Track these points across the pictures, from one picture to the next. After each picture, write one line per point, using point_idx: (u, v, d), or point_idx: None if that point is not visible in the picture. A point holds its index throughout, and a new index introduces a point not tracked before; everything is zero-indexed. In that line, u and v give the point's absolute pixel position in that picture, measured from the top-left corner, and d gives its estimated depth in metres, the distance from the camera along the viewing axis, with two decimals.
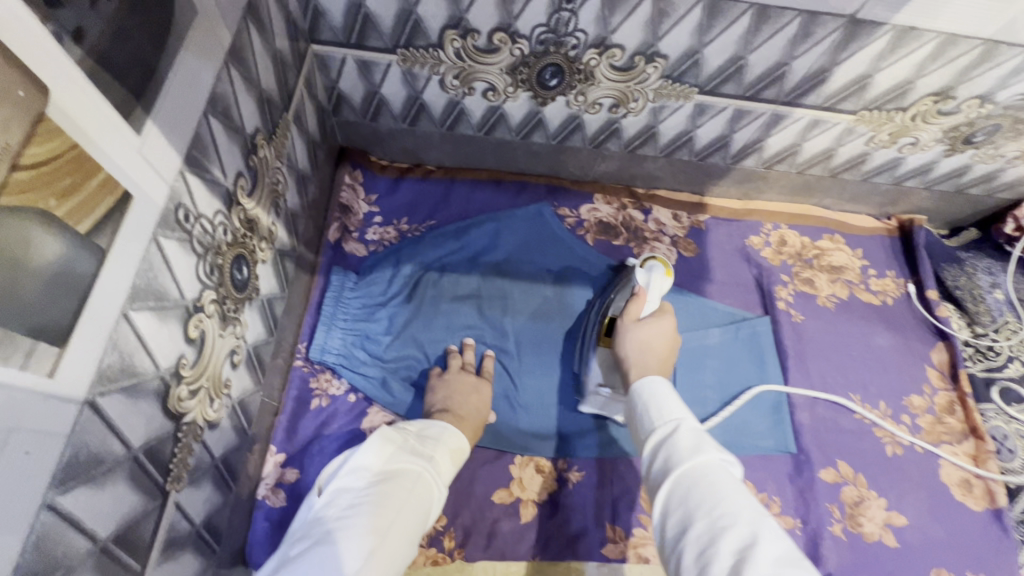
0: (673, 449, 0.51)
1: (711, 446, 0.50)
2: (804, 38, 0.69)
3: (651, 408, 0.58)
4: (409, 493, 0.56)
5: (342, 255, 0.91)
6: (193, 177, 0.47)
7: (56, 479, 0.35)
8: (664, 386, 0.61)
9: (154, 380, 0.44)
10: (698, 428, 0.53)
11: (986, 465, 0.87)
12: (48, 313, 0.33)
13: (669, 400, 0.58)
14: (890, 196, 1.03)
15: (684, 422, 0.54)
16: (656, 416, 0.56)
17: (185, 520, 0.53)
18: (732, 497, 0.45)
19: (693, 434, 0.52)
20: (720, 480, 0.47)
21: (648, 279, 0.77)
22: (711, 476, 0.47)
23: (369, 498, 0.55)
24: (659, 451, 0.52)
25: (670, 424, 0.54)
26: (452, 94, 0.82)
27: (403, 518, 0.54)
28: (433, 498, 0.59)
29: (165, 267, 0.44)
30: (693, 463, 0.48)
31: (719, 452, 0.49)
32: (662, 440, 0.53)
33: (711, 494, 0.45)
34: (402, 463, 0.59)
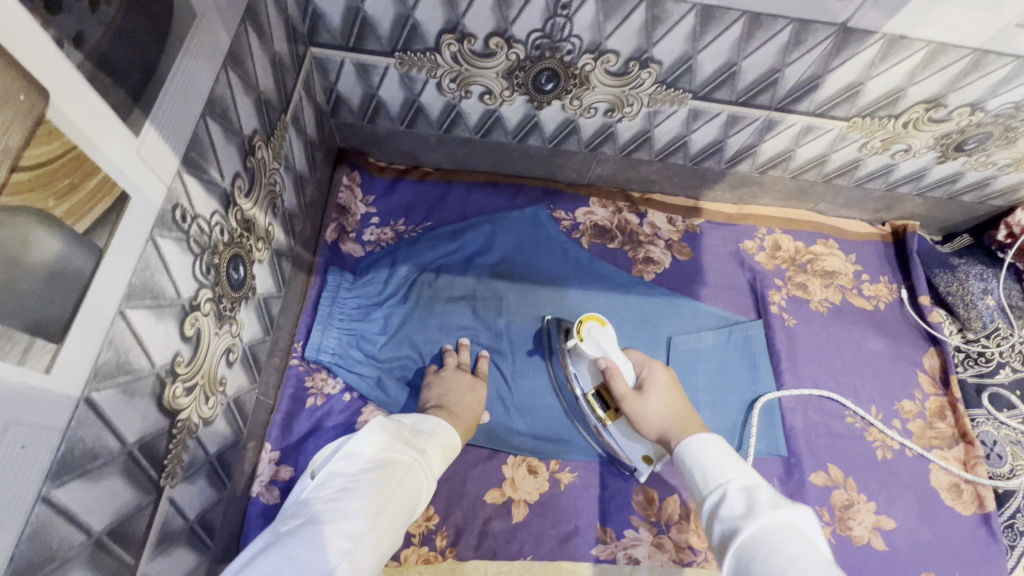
0: (730, 514, 0.54)
1: (762, 505, 0.52)
2: (796, 45, 0.70)
3: (700, 473, 0.61)
4: (402, 482, 0.58)
5: (339, 255, 0.92)
6: (191, 177, 0.48)
7: (51, 473, 0.36)
8: (709, 442, 0.63)
9: (149, 377, 0.45)
10: (751, 486, 0.56)
11: (975, 470, 0.88)
12: (46, 309, 0.33)
13: (717, 459, 0.61)
14: (884, 202, 1.04)
15: (735, 483, 0.57)
16: (706, 480, 0.59)
17: (179, 516, 0.54)
18: (796, 557, 0.45)
19: (747, 496, 0.55)
20: (783, 537, 0.48)
21: (602, 347, 0.78)
22: (771, 538, 0.48)
23: (363, 484, 0.55)
24: (718, 519, 0.55)
25: (722, 487, 0.57)
26: (449, 97, 0.83)
27: (395, 505, 0.55)
28: (421, 490, 0.60)
29: (161, 266, 0.45)
30: (749, 526, 0.51)
31: (771, 509, 0.51)
32: (719, 506, 0.56)
33: (775, 558, 0.47)
34: (397, 453, 0.60)
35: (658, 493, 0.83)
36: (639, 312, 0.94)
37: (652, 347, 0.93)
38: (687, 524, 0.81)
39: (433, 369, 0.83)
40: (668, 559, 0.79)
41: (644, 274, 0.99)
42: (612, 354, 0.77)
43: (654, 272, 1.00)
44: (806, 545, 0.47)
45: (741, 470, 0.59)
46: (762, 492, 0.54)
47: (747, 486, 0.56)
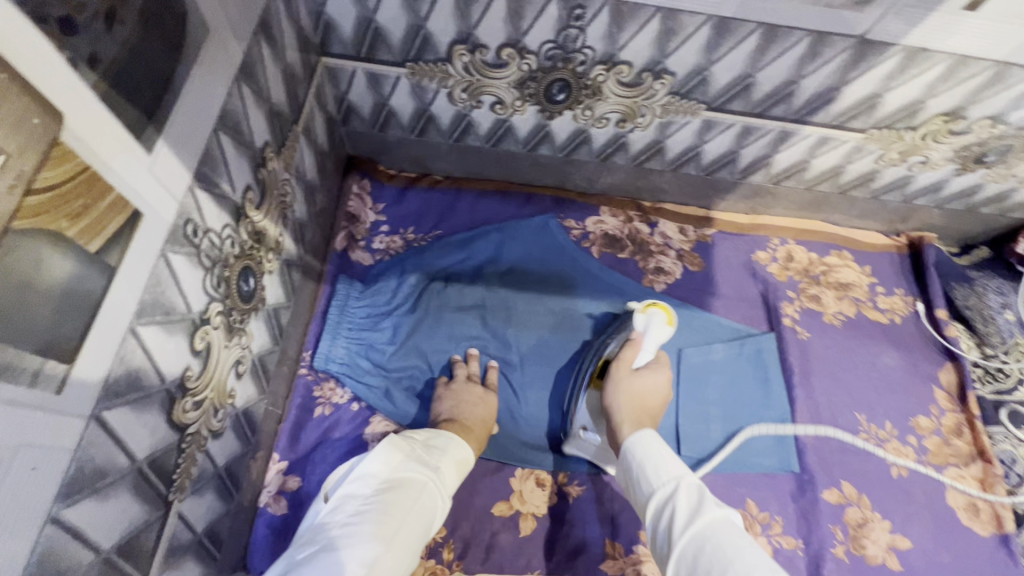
0: (679, 511, 0.55)
1: (708, 503, 0.54)
2: (812, 57, 0.69)
3: (647, 468, 0.61)
4: (416, 503, 0.57)
5: (349, 264, 0.92)
6: (203, 192, 0.48)
7: (61, 493, 0.36)
8: (654, 442, 0.65)
9: (159, 393, 0.45)
10: (697, 484, 0.58)
11: (993, 489, 0.86)
12: (57, 331, 0.33)
13: (663, 457, 0.62)
14: (900, 213, 1.02)
15: (684, 481, 0.58)
16: (654, 476, 0.60)
17: (187, 529, 0.54)
18: (740, 552, 0.49)
19: (694, 494, 0.56)
20: (729, 534, 0.51)
21: (646, 327, 0.80)
22: (718, 534, 0.51)
23: (375, 506, 0.55)
24: (667, 516, 0.56)
25: (670, 484, 0.58)
26: (460, 106, 0.83)
27: (408, 528, 0.55)
28: (436, 509, 0.60)
29: (172, 281, 0.45)
30: (699, 525, 0.52)
31: (717, 507, 0.54)
32: (668, 503, 0.57)
33: (721, 552, 0.49)
34: (410, 472, 0.60)
35: None
36: None
37: None
38: None
39: (446, 380, 0.82)
40: None
41: (654, 284, 0.98)
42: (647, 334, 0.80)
43: (665, 282, 0.99)
44: (746, 540, 0.51)
45: (684, 468, 0.61)
46: (707, 492, 0.57)
47: (692, 485, 0.58)
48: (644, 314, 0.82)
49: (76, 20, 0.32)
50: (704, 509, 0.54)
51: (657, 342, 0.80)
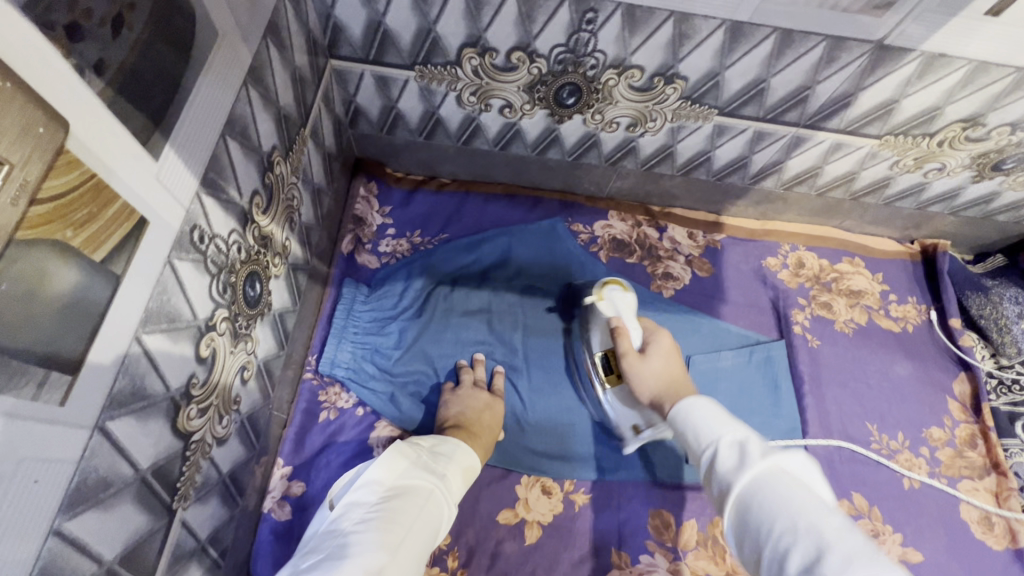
0: (722, 471, 0.50)
1: (753, 457, 0.48)
2: (828, 63, 0.68)
3: (691, 432, 0.56)
4: (421, 508, 0.56)
5: (355, 266, 0.91)
6: (209, 198, 0.48)
7: (63, 505, 0.35)
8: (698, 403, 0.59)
9: (164, 401, 0.45)
10: (742, 439, 0.51)
11: (1008, 503, 0.85)
12: (61, 342, 0.33)
13: (707, 415, 0.56)
14: (913, 220, 1.00)
15: (725, 437, 0.52)
16: (698, 439, 0.55)
17: (191, 537, 0.53)
18: (790, 507, 0.43)
19: (737, 450, 0.50)
20: (779, 487, 0.45)
21: (617, 309, 0.79)
22: (763, 490, 0.45)
23: (380, 513, 0.54)
24: (714, 479, 0.51)
25: (713, 444, 0.53)
26: (469, 109, 0.82)
27: (414, 535, 0.54)
28: (442, 517, 0.59)
29: (178, 289, 0.45)
30: (740, 485, 0.47)
31: (762, 460, 0.47)
32: (713, 464, 0.51)
33: (769, 510, 0.44)
34: (414, 479, 0.59)
35: (675, 516, 0.81)
36: None
37: None
38: (704, 550, 0.79)
39: (452, 386, 0.81)
40: None
41: (663, 290, 0.97)
42: (624, 315, 0.78)
43: (674, 288, 0.98)
44: (799, 490, 0.44)
45: (731, 425, 0.54)
46: (754, 445, 0.50)
47: (737, 441, 0.51)
48: (606, 299, 0.80)
49: (83, 26, 0.31)
50: (749, 463, 0.48)
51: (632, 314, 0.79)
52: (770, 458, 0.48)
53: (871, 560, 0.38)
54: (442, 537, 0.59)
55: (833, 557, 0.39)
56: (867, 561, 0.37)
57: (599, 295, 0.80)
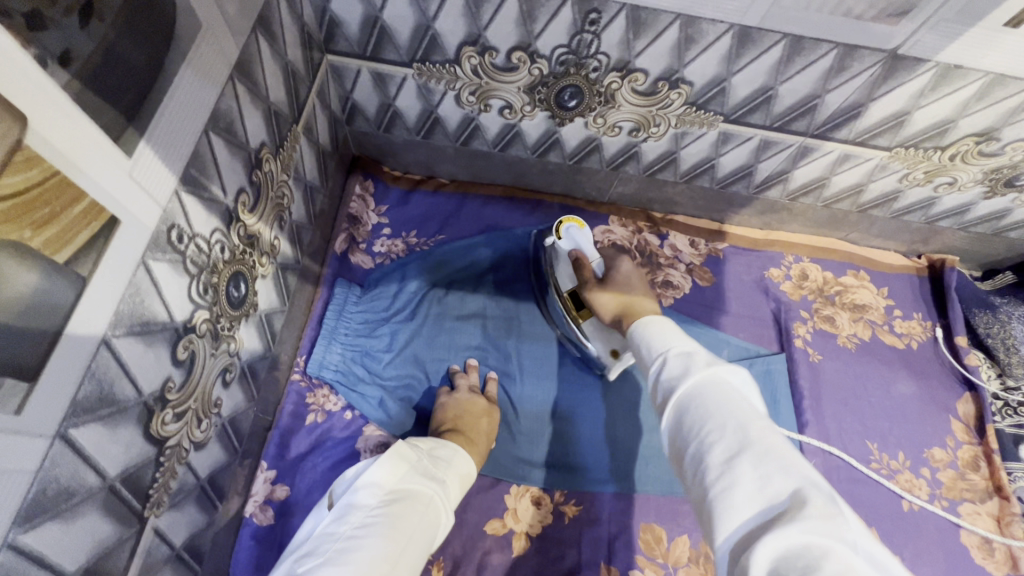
0: (666, 377, 0.50)
1: (697, 367, 0.48)
2: (839, 71, 0.66)
3: (645, 346, 0.56)
4: (422, 517, 0.55)
5: (348, 266, 0.89)
6: (190, 196, 0.46)
7: (19, 517, 0.33)
8: (656, 321, 0.59)
9: (136, 406, 0.43)
10: (691, 350, 0.51)
11: (1010, 528, 0.82)
12: (18, 349, 0.31)
13: (662, 330, 0.56)
14: (921, 235, 0.98)
15: (675, 350, 0.52)
16: (650, 351, 0.55)
17: (164, 544, 0.52)
18: (721, 408, 0.43)
19: (683, 359, 0.50)
20: (715, 392, 0.45)
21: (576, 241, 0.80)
22: (701, 392, 0.45)
23: (380, 520, 0.52)
24: (659, 384, 0.51)
25: (663, 355, 0.53)
26: (468, 109, 0.80)
27: (414, 546, 0.52)
28: (440, 525, 0.57)
29: (153, 290, 0.43)
30: (680, 388, 0.47)
31: (705, 368, 0.47)
32: (659, 371, 0.52)
33: (701, 410, 0.44)
34: (415, 483, 0.57)
35: (666, 532, 0.79)
36: None
37: None
38: (695, 567, 0.77)
39: (444, 392, 0.80)
40: None
41: (662, 298, 0.95)
42: (585, 247, 0.79)
43: (673, 296, 0.96)
44: (734, 396, 0.44)
45: (684, 338, 0.54)
46: (700, 356, 0.50)
47: (685, 352, 0.51)
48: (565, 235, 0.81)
49: (43, 15, 0.29)
50: (692, 369, 0.48)
51: (591, 245, 0.79)
52: (713, 366, 0.47)
53: (784, 461, 0.38)
54: (440, 539, 0.58)
55: (751, 453, 0.39)
56: (783, 464, 0.38)
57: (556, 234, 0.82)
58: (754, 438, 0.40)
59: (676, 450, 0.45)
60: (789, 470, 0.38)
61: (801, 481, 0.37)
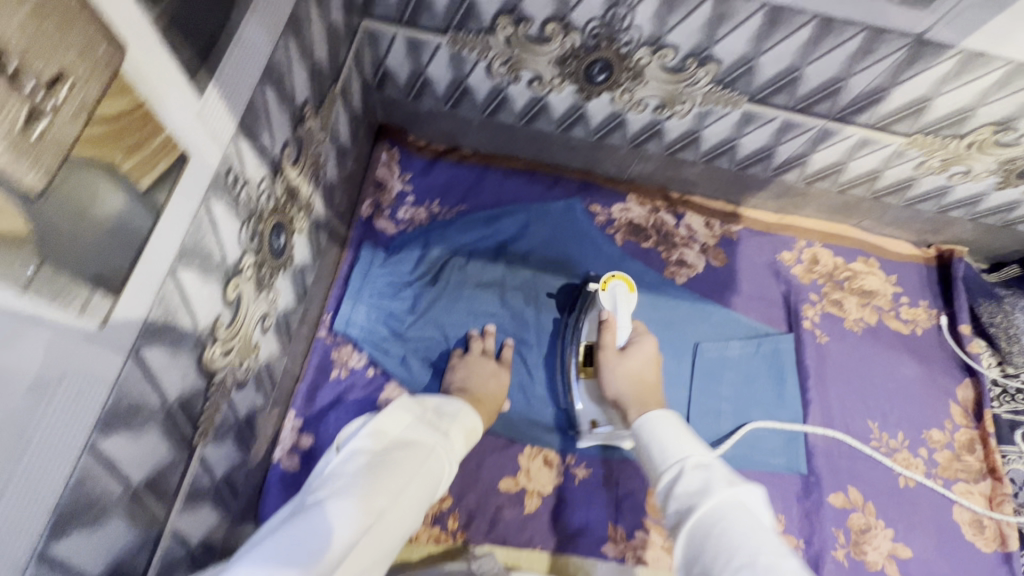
0: (683, 492, 0.50)
1: (717, 484, 0.49)
2: (865, 55, 0.67)
3: (656, 448, 0.57)
4: (420, 460, 0.56)
5: (373, 231, 0.92)
6: (245, 143, 0.48)
7: (99, 423, 0.36)
8: (666, 417, 0.60)
9: (192, 337, 0.46)
10: (706, 464, 0.52)
11: (1000, 507, 0.86)
12: (106, 263, 0.34)
13: (674, 436, 0.57)
14: (932, 224, 1.00)
15: (691, 461, 0.53)
16: (663, 456, 0.56)
17: (207, 474, 0.55)
18: (747, 542, 0.43)
19: (698, 472, 0.51)
20: (737, 519, 0.45)
21: (614, 303, 0.83)
22: (724, 518, 0.46)
23: (383, 461, 0.54)
24: (673, 497, 0.51)
25: (678, 465, 0.53)
26: (498, 80, 0.82)
27: (416, 487, 0.54)
28: (442, 473, 0.59)
29: (211, 229, 0.45)
30: (700, 509, 0.47)
31: (725, 486, 0.48)
32: (673, 481, 0.52)
33: (724, 541, 0.44)
34: (416, 435, 0.59)
35: None
36: (664, 317, 0.93)
37: (677, 351, 0.91)
38: None
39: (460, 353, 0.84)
40: None
41: (675, 276, 0.98)
42: (619, 312, 0.83)
43: (687, 275, 0.99)
44: (757, 526, 0.45)
45: (695, 443, 0.56)
46: (718, 471, 0.51)
47: (700, 463, 0.53)
48: (608, 290, 0.84)
49: None
50: (710, 486, 0.49)
51: (625, 313, 0.83)
52: (733, 484, 0.48)
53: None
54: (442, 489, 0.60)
55: None
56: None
57: (602, 286, 0.84)
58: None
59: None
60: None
61: None
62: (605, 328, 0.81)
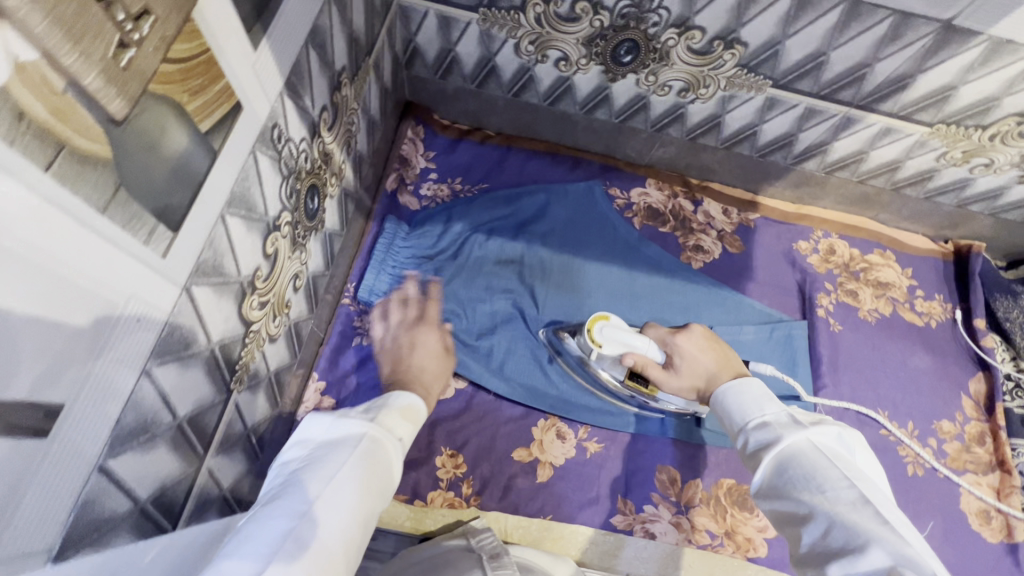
0: (752, 446, 0.56)
1: (780, 431, 0.54)
2: (892, 40, 0.68)
3: (728, 414, 0.62)
4: (358, 454, 0.48)
5: (396, 205, 0.95)
6: (290, 101, 0.51)
7: (156, 351, 0.38)
8: (741, 382, 0.64)
9: (236, 283, 0.48)
10: (772, 418, 0.57)
11: (1008, 499, 0.86)
12: (169, 198, 0.36)
13: (742, 397, 0.62)
14: (951, 218, 1.00)
15: (757, 420, 0.58)
16: (733, 421, 0.61)
17: (240, 421, 0.57)
18: (805, 471, 0.48)
19: (763, 430, 0.56)
20: (798, 454, 0.50)
21: (624, 338, 0.75)
22: (788, 455, 0.51)
23: (311, 463, 0.47)
24: (746, 451, 0.57)
25: (746, 426, 0.58)
26: (525, 59, 0.84)
27: (353, 476, 0.46)
28: (388, 463, 0.51)
29: (257, 180, 0.47)
30: (767, 454, 0.53)
31: (788, 432, 0.53)
32: (745, 441, 0.58)
33: (785, 472, 0.50)
34: (352, 428, 0.50)
35: (681, 474, 0.85)
36: (680, 301, 0.95)
37: None
38: (706, 508, 0.83)
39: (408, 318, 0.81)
40: (683, 538, 0.80)
41: (692, 261, 0.99)
42: (634, 345, 0.75)
43: (702, 261, 1.00)
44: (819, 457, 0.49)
45: (767, 404, 0.59)
46: (782, 423, 0.55)
47: (766, 422, 0.57)
48: (606, 340, 0.76)
49: None
50: (776, 439, 0.53)
51: (634, 335, 0.75)
52: (795, 434, 0.52)
53: (875, 535, 0.41)
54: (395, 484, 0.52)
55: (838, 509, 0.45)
56: (872, 536, 0.41)
57: (598, 343, 0.76)
58: (846, 510, 0.44)
59: (772, 517, 0.50)
60: (882, 544, 0.40)
61: (880, 534, 0.41)
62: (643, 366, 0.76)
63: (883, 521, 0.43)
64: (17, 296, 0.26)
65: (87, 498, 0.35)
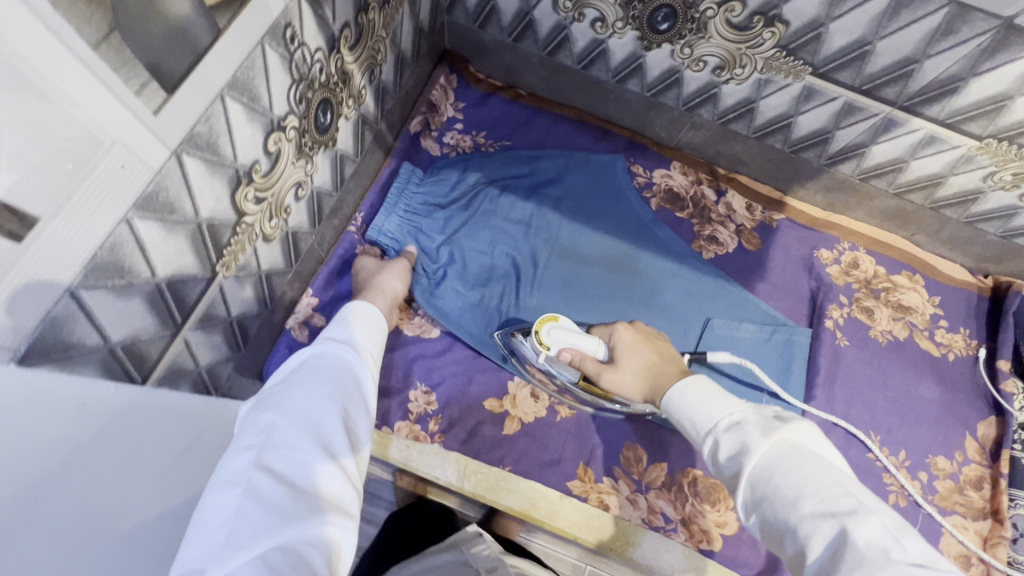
0: (726, 459, 0.50)
1: (755, 437, 0.49)
2: (945, 35, 0.64)
3: (686, 418, 0.56)
4: (314, 377, 0.52)
5: (417, 148, 0.96)
6: (308, 6, 0.53)
7: (138, 203, 0.42)
8: (692, 380, 0.58)
9: (230, 168, 0.51)
10: (740, 419, 0.51)
11: (994, 550, 0.80)
12: (167, 60, 0.39)
13: (697, 396, 0.56)
14: (994, 251, 0.93)
15: (722, 423, 0.52)
16: (694, 426, 0.55)
17: (223, 305, 0.61)
18: (801, 483, 0.45)
19: (735, 433, 0.50)
20: (789, 465, 0.46)
21: (565, 336, 0.74)
22: (775, 469, 0.47)
23: (270, 399, 0.49)
24: (720, 466, 0.51)
25: (711, 431, 0.53)
26: (562, 15, 0.85)
27: (318, 392, 0.50)
28: (348, 369, 0.56)
29: (263, 73, 0.50)
30: (750, 467, 0.48)
31: (765, 440, 0.48)
32: (714, 450, 0.52)
33: (779, 488, 0.46)
34: (300, 359, 0.55)
35: (647, 455, 0.84)
36: (682, 286, 0.93)
37: (686, 322, 0.91)
38: (665, 493, 0.81)
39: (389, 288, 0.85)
40: (637, 516, 0.79)
41: (703, 250, 0.97)
42: (576, 342, 0.74)
43: (715, 252, 0.97)
44: (808, 464, 0.46)
45: (729, 400, 0.54)
46: (751, 424, 0.50)
47: (734, 421, 0.52)
48: (549, 337, 0.74)
49: None
50: (749, 445, 0.48)
51: (577, 334, 0.75)
52: (767, 437, 0.48)
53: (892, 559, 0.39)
54: (373, 401, 0.57)
55: (849, 530, 0.41)
56: (889, 563, 0.39)
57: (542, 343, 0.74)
58: (854, 528, 0.41)
59: (764, 531, 0.48)
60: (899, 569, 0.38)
61: (900, 559, 0.39)
62: (584, 361, 0.73)
63: (892, 537, 0.41)
64: (13, 117, 0.30)
65: (56, 316, 0.39)
